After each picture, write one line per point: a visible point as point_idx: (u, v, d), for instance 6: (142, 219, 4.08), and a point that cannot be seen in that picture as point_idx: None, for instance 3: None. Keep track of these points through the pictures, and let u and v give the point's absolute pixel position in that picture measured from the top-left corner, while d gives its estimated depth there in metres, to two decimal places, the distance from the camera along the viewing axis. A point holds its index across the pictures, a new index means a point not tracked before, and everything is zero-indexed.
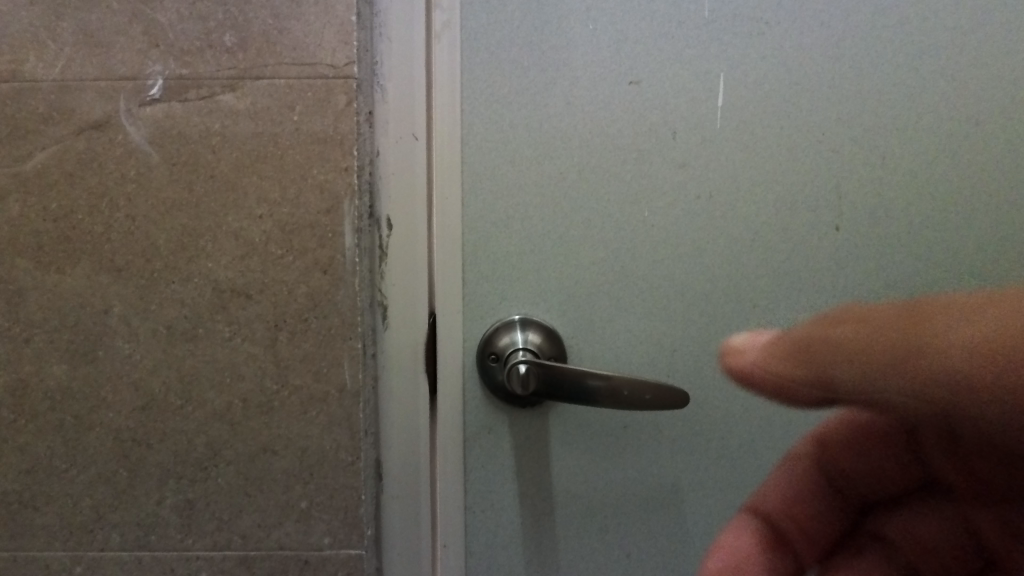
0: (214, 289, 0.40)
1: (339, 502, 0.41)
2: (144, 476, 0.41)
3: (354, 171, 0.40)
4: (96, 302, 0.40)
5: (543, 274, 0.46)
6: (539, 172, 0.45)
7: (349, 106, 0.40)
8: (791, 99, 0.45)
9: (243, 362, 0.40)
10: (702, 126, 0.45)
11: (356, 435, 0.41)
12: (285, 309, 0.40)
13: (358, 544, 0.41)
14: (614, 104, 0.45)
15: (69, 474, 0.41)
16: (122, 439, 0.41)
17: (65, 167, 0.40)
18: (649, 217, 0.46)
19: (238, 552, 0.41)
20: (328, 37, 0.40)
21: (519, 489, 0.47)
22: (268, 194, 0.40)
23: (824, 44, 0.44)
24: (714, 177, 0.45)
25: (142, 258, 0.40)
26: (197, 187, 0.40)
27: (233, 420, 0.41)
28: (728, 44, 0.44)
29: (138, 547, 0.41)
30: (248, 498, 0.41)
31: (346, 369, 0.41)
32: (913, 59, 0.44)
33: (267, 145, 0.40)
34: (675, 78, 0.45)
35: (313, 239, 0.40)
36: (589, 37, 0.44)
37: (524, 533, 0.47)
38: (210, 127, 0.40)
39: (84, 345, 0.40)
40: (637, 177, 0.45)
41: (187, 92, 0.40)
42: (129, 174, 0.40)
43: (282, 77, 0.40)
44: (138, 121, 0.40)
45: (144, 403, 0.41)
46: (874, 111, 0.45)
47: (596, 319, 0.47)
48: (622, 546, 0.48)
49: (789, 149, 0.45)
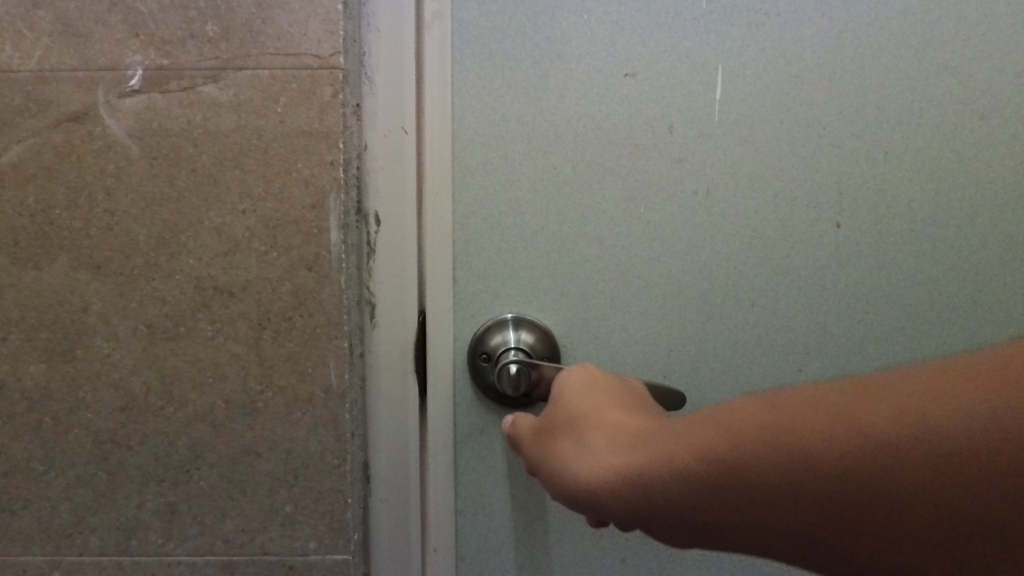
0: (195, 287, 0.39)
1: (325, 506, 0.40)
2: (124, 479, 0.40)
3: (340, 165, 0.39)
4: (75, 300, 0.39)
5: (536, 272, 0.45)
6: (532, 167, 0.44)
7: (335, 98, 0.39)
8: (790, 93, 0.43)
9: (226, 362, 0.39)
10: (700, 119, 0.44)
11: (343, 437, 0.40)
12: (269, 307, 0.39)
13: (345, 549, 0.40)
14: (609, 97, 0.44)
15: (47, 476, 0.40)
16: (102, 441, 0.39)
17: (42, 160, 0.38)
18: (646, 213, 0.44)
19: (221, 557, 0.40)
20: (313, 26, 0.39)
21: (512, 492, 0.46)
22: (251, 188, 0.39)
23: (825, 36, 0.43)
24: (711, 172, 0.44)
25: (121, 255, 0.39)
26: (178, 181, 0.39)
27: (216, 422, 0.39)
28: (727, 36, 0.43)
29: (119, 551, 0.40)
30: (231, 502, 0.40)
31: (332, 370, 0.39)
32: (917, 51, 0.43)
33: (251, 137, 0.38)
34: (672, 70, 0.43)
35: (297, 235, 0.39)
36: (584, 28, 0.43)
37: (517, 537, 0.46)
38: (192, 119, 0.38)
39: (62, 344, 0.39)
40: (632, 172, 0.44)
41: (169, 83, 0.38)
42: (108, 168, 0.39)
43: (267, 68, 0.38)
44: (118, 113, 0.38)
45: (124, 404, 0.39)
46: (876, 106, 0.43)
47: (590, 317, 0.45)
48: (617, 551, 0.46)
49: (789, 144, 0.44)
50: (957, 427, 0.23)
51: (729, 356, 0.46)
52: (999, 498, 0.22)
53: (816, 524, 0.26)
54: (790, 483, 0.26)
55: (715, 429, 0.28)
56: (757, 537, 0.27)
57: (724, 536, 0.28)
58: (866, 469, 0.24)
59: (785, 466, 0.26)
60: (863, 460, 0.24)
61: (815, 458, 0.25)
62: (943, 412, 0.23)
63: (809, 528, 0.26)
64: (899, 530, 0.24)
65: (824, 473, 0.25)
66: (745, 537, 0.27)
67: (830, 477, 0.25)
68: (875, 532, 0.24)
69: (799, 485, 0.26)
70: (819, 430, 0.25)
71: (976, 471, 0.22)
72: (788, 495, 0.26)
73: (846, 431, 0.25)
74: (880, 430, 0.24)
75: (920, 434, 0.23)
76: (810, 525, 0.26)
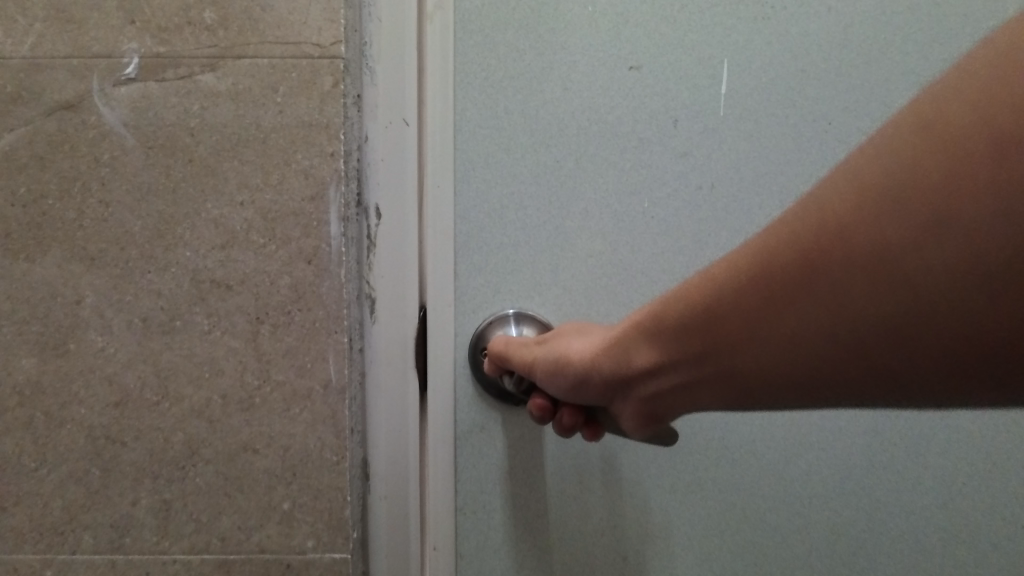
0: (192, 279, 0.38)
1: (324, 503, 0.39)
2: (118, 475, 0.39)
3: (340, 157, 0.38)
4: (69, 293, 0.38)
5: (538, 267, 0.44)
6: (535, 160, 0.44)
7: (336, 88, 0.38)
8: (796, 86, 0.43)
9: (223, 357, 0.38)
10: (706, 113, 0.43)
11: (342, 433, 0.39)
12: (267, 301, 0.38)
13: (343, 548, 0.39)
14: (614, 88, 0.43)
15: (39, 473, 0.39)
16: (95, 437, 0.38)
17: (35, 149, 0.37)
18: (649, 208, 0.44)
19: (217, 556, 0.39)
20: (314, 13, 0.38)
21: (512, 490, 0.46)
22: (250, 179, 0.38)
23: (831, 31, 0.43)
24: (715, 166, 0.44)
25: (116, 246, 0.38)
26: (175, 172, 0.38)
27: (212, 417, 0.39)
28: (733, 28, 0.43)
29: (112, 549, 0.39)
30: (228, 499, 0.39)
31: (331, 365, 0.39)
32: (923, 47, 0.43)
33: (248, 127, 0.38)
34: (676, 63, 0.43)
35: (296, 227, 0.38)
36: (588, 20, 0.43)
37: (517, 536, 0.46)
38: (190, 109, 0.38)
39: (55, 338, 0.38)
40: (637, 166, 0.44)
41: (165, 71, 0.38)
42: (103, 157, 0.38)
43: (265, 57, 0.38)
44: (113, 102, 0.37)
45: (118, 399, 0.38)
46: (883, 101, 0.43)
47: (594, 314, 0.45)
48: (618, 550, 0.46)
49: (795, 139, 0.43)
50: (855, 220, 0.22)
51: None
52: (892, 245, 0.21)
53: (772, 353, 0.25)
54: (715, 311, 0.27)
55: (685, 289, 0.29)
56: (711, 353, 0.28)
57: (716, 389, 0.29)
58: (781, 293, 0.25)
59: (735, 305, 0.26)
60: (776, 283, 0.25)
61: (736, 293, 0.26)
62: (845, 193, 0.22)
63: (766, 367, 0.26)
64: (835, 332, 0.23)
65: (755, 298, 0.26)
66: (730, 393, 0.28)
67: (747, 304, 0.26)
68: (792, 330, 0.25)
69: (745, 322, 0.26)
70: (754, 252, 0.26)
71: (875, 245, 0.22)
72: (732, 336, 0.27)
73: (777, 248, 0.25)
74: (800, 232, 0.24)
75: (816, 247, 0.23)
76: (764, 360, 0.26)
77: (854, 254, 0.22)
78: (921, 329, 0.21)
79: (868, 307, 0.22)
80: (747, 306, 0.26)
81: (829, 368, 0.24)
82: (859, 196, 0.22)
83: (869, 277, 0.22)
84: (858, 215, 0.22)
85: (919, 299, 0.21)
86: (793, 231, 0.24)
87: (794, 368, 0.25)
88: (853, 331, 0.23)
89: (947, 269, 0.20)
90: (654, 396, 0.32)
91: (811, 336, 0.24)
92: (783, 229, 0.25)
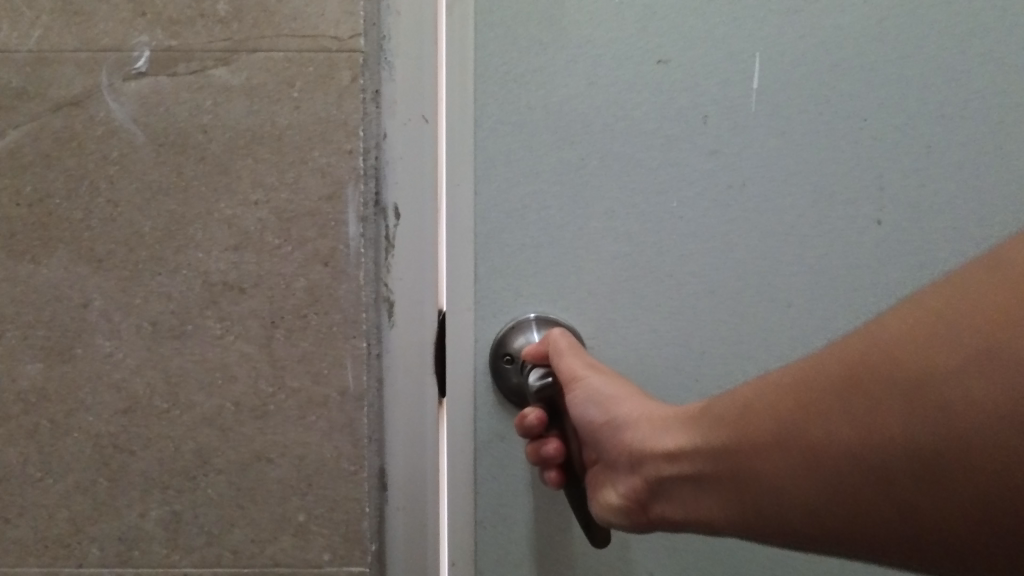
0: (203, 282, 0.37)
1: (341, 515, 0.38)
2: (126, 486, 0.37)
3: (358, 154, 0.37)
4: (75, 296, 0.37)
5: (561, 269, 0.43)
6: (558, 158, 0.42)
7: (354, 83, 0.37)
8: (830, 81, 0.41)
9: (236, 362, 0.37)
10: (737, 108, 0.42)
11: (359, 442, 0.38)
12: (282, 305, 0.37)
13: (360, 561, 0.38)
14: (641, 82, 0.42)
15: (44, 483, 0.37)
16: (102, 446, 0.37)
17: (40, 147, 0.36)
18: (677, 208, 0.42)
19: (229, 569, 0.38)
20: (331, 6, 0.36)
21: (533, 500, 0.44)
22: (264, 177, 0.36)
23: (867, 22, 0.41)
24: (745, 164, 0.42)
25: (124, 248, 0.36)
26: (186, 170, 0.36)
27: (223, 425, 0.37)
28: (765, 20, 0.41)
29: (119, 562, 0.37)
30: (240, 510, 0.37)
31: (348, 372, 0.37)
32: (963, 40, 0.41)
33: (263, 124, 0.36)
34: (705, 56, 0.41)
35: (313, 228, 0.37)
36: (615, 11, 0.41)
37: (538, 549, 0.44)
38: (202, 104, 0.36)
39: (61, 343, 0.37)
40: (665, 163, 0.42)
41: (177, 66, 0.36)
42: (112, 155, 0.36)
43: (281, 50, 0.36)
44: (122, 97, 0.36)
45: (126, 406, 0.37)
46: (921, 96, 0.41)
47: (619, 317, 0.43)
48: (643, 562, 0.44)
49: (830, 136, 0.42)
50: (903, 352, 0.23)
51: (764, 361, 0.43)
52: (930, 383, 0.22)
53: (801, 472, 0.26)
54: (753, 418, 0.28)
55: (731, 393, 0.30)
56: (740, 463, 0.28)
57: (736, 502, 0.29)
58: (820, 413, 0.25)
59: (774, 417, 0.27)
60: (814, 397, 0.25)
61: (776, 406, 0.27)
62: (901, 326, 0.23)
63: (785, 480, 0.26)
64: (864, 462, 0.23)
65: (793, 414, 0.26)
66: (744, 500, 0.28)
67: (785, 419, 0.26)
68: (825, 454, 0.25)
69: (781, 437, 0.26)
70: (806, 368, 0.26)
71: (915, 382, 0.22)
72: (763, 448, 0.27)
73: (825, 369, 0.25)
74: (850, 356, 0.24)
75: (868, 363, 0.24)
76: (788, 469, 0.26)
77: (893, 384, 0.23)
78: (947, 482, 0.21)
79: (900, 444, 0.22)
80: (784, 420, 0.26)
81: (845, 495, 0.24)
82: (914, 329, 0.23)
83: (906, 412, 0.22)
84: (907, 347, 0.23)
85: (953, 447, 0.21)
86: (841, 356, 0.25)
87: (812, 489, 0.25)
88: (883, 466, 0.23)
89: (988, 424, 0.20)
90: (665, 486, 0.32)
91: (842, 464, 0.24)
92: (835, 354, 0.25)
